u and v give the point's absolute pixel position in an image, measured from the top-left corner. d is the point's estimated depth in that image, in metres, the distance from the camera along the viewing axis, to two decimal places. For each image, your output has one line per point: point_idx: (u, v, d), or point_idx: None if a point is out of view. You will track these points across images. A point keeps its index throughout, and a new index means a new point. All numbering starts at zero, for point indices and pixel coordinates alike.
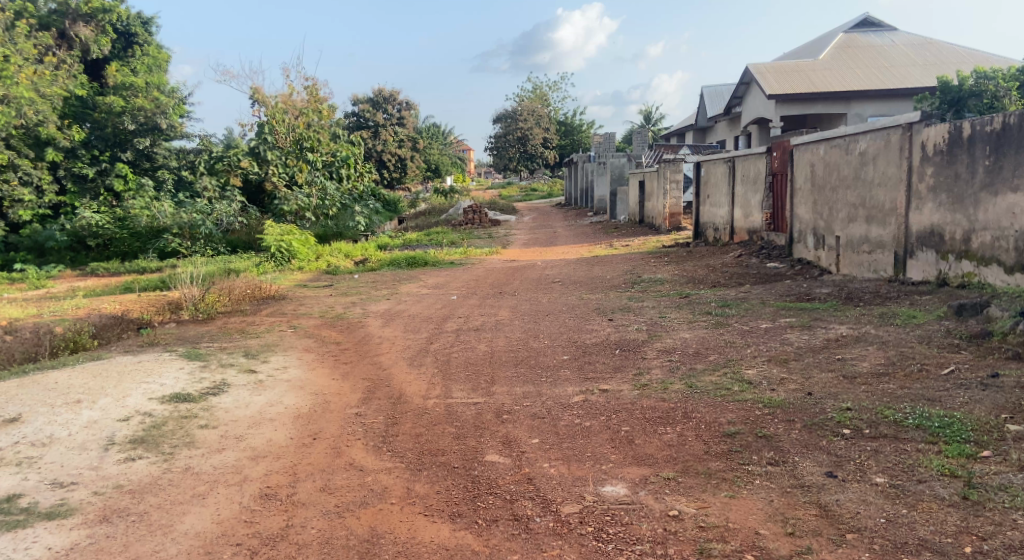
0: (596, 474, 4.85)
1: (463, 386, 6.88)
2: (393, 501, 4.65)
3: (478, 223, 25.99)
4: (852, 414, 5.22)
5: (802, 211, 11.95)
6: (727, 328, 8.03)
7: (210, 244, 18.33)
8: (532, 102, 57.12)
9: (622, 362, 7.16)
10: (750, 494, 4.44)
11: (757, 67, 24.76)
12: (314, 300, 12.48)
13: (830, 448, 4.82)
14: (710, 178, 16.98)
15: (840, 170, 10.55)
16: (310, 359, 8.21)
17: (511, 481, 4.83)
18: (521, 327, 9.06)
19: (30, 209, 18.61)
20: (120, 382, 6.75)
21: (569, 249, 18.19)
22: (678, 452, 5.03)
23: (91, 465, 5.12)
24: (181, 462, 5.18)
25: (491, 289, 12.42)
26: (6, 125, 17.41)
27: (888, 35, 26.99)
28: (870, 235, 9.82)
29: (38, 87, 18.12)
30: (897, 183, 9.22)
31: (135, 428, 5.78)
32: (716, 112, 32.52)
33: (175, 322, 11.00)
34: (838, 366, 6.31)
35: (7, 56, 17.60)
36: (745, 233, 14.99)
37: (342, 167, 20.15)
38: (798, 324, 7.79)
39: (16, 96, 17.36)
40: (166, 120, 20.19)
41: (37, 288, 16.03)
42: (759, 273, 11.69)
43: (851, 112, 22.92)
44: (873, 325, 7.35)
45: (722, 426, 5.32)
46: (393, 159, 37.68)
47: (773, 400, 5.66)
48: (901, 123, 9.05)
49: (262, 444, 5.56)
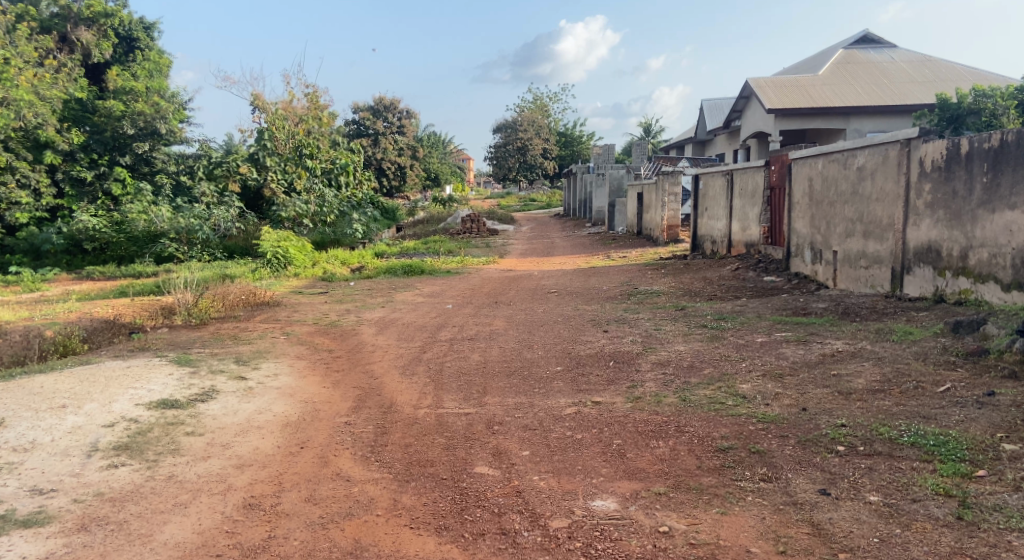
0: (586, 488, 4.77)
1: (455, 395, 6.80)
2: (379, 512, 4.57)
3: (476, 232, 25.93)
4: (846, 430, 5.15)
5: (800, 225, 11.89)
6: (722, 341, 7.98)
7: (207, 249, 18.32)
8: (533, 112, 57.38)
9: (616, 375, 7.08)
10: (742, 510, 4.37)
11: (757, 80, 24.81)
12: (309, 307, 12.40)
13: (823, 464, 4.75)
14: (708, 190, 16.93)
15: (838, 184, 10.52)
16: (302, 366, 8.14)
17: (499, 494, 4.75)
18: (516, 337, 8.99)
19: (26, 212, 18.53)
20: (107, 388, 6.68)
21: (566, 260, 18.13)
22: (670, 466, 4.97)
23: (73, 471, 5.03)
24: (164, 471, 5.09)
25: (487, 298, 12.36)
26: (5, 128, 17.40)
27: (887, 51, 27.06)
28: (867, 250, 9.78)
29: (38, 90, 18.18)
30: (895, 199, 9.17)
31: (120, 434, 5.71)
32: (715, 125, 32.57)
33: (167, 327, 10.93)
34: (833, 382, 6.23)
35: (7, 58, 17.71)
36: (742, 246, 14.95)
37: (340, 175, 20.32)
38: (794, 338, 7.74)
39: (16, 99, 17.38)
40: (166, 125, 20.19)
41: (31, 291, 15.92)
42: (756, 287, 11.65)
43: (850, 128, 22.92)
44: (869, 340, 7.29)
45: (715, 441, 5.25)
46: (392, 167, 37.73)
47: (767, 415, 5.60)
48: (899, 139, 9.01)
49: (248, 453, 5.47)
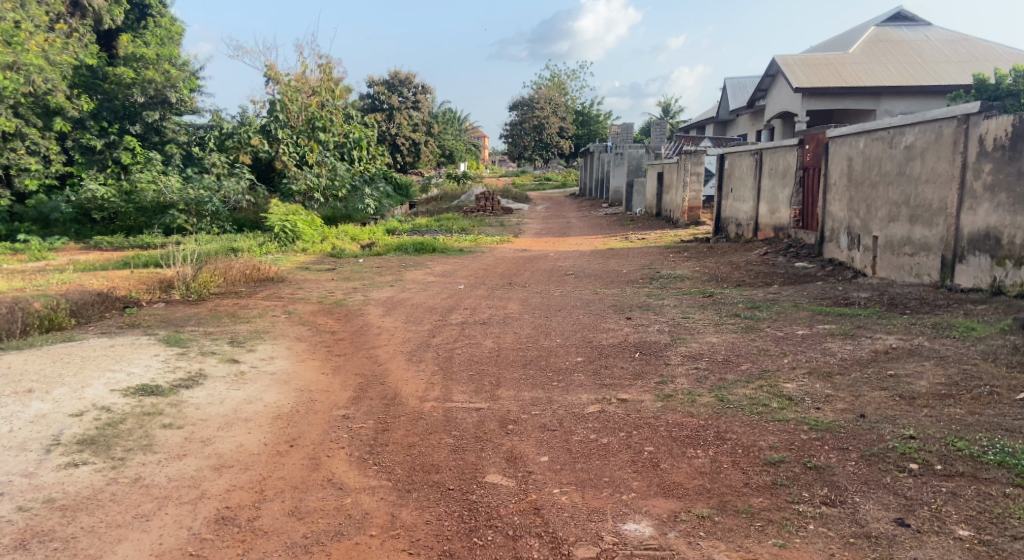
0: (616, 507, 4.10)
1: (465, 387, 6.12)
2: (373, 532, 3.92)
3: (490, 210, 25.17)
4: (917, 444, 4.45)
5: (836, 209, 11.11)
6: (758, 333, 7.25)
7: (216, 222, 17.62)
8: (550, 91, 56.26)
9: (642, 368, 6.38)
10: (805, 543, 3.70)
11: (784, 57, 23.70)
12: (314, 284, 11.75)
13: (896, 487, 4.05)
14: (733, 170, 16.09)
15: (882, 165, 9.72)
16: (301, 350, 7.48)
17: (515, 511, 4.09)
18: (532, 322, 8.32)
19: (36, 179, 17.95)
20: (82, 370, 6.05)
21: (582, 241, 17.39)
22: (712, 482, 4.28)
23: (25, 471, 4.39)
24: (130, 471, 4.44)
25: (501, 279, 11.67)
26: (14, 93, 16.75)
27: (921, 29, 25.96)
28: (913, 236, 8.98)
29: (48, 55, 17.56)
30: (948, 181, 8.38)
31: (87, 426, 5.06)
32: (738, 105, 31.55)
33: (164, 302, 10.31)
34: (891, 384, 5.51)
35: (19, 22, 17.07)
36: (770, 230, 14.16)
37: (353, 149, 19.72)
38: (840, 332, 6.99)
39: (26, 64, 16.80)
40: (176, 94, 19.58)
41: (37, 260, 15.33)
42: (786, 273, 10.91)
43: (880, 109, 22.16)
44: (926, 337, 6.54)
45: (763, 452, 4.55)
46: (406, 143, 37.05)
47: (820, 422, 4.90)
48: (956, 114, 8.21)
49: (230, 451, 4.82)
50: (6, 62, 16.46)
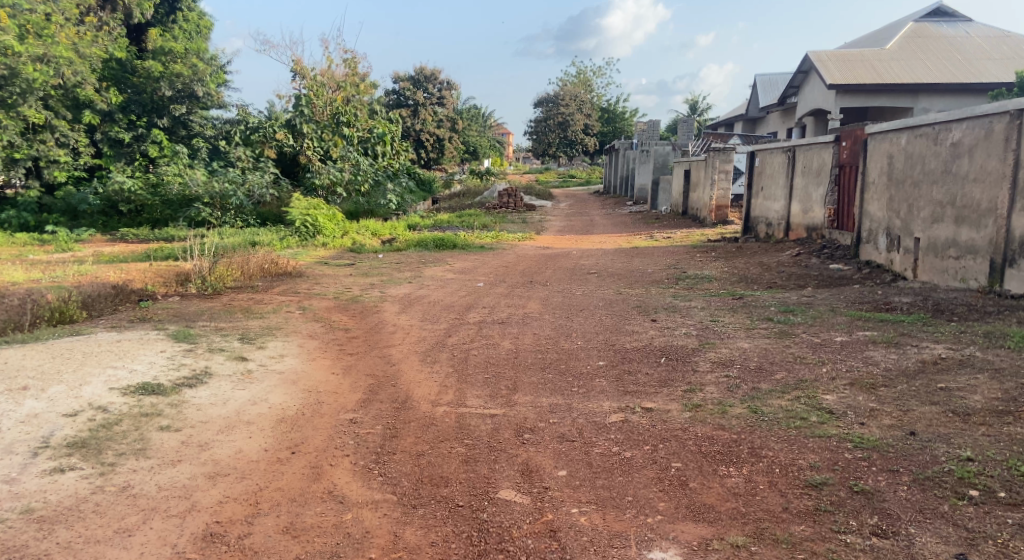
0: (640, 532, 3.76)
1: (480, 391, 5.77)
2: (373, 554, 3.62)
3: (513, 206, 24.82)
4: (975, 468, 4.04)
5: (874, 209, 10.62)
6: (793, 339, 6.82)
7: (241, 215, 17.29)
8: (576, 87, 55.71)
9: (669, 375, 5.99)
10: None
11: (818, 53, 23.08)
12: (332, 279, 11.45)
13: (955, 518, 3.68)
14: (765, 168, 15.57)
15: (925, 163, 9.22)
16: (313, 348, 7.17)
17: (528, 533, 3.77)
18: (553, 323, 7.94)
19: (65, 170, 17.91)
20: (82, 367, 5.78)
21: (606, 239, 16.97)
22: (747, 506, 3.92)
23: (8, 476, 4.13)
24: (119, 479, 4.15)
25: (521, 277, 11.30)
26: (44, 85, 16.56)
27: (961, 25, 25.17)
28: (959, 238, 8.49)
29: (78, 47, 17.38)
30: (998, 180, 7.90)
31: (80, 428, 4.77)
32: (768, 102, 30.91)
33: (179, 296, 10.05)
34: (942, 398, 5.08)
35: (48, 14, 16.93)
36: (803, 230, 13.67)
37: (376, 144, 19.36)
38: (881, 339, 6.56)
39: (56, 56, 16.56)
40: (203, 88, 19.42)
41: (63, 251, 15.21)
42: (821, 275, 10.45)
43: (917, 107, 21.49)
44: (978, 346, 6.09)
45: (803, 473, 4.16)
46: (431, 139, 36.83)
47: (865, 439, 4.50)
48: (1008, 109, 7.74)
49: (227, 457, 4.51)
50: (38, 54, 16.16)
